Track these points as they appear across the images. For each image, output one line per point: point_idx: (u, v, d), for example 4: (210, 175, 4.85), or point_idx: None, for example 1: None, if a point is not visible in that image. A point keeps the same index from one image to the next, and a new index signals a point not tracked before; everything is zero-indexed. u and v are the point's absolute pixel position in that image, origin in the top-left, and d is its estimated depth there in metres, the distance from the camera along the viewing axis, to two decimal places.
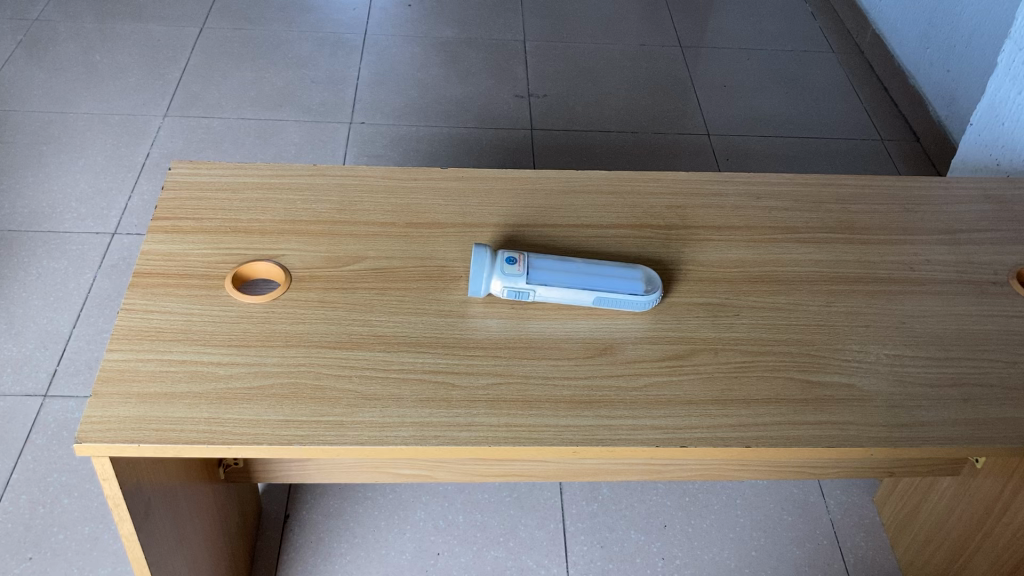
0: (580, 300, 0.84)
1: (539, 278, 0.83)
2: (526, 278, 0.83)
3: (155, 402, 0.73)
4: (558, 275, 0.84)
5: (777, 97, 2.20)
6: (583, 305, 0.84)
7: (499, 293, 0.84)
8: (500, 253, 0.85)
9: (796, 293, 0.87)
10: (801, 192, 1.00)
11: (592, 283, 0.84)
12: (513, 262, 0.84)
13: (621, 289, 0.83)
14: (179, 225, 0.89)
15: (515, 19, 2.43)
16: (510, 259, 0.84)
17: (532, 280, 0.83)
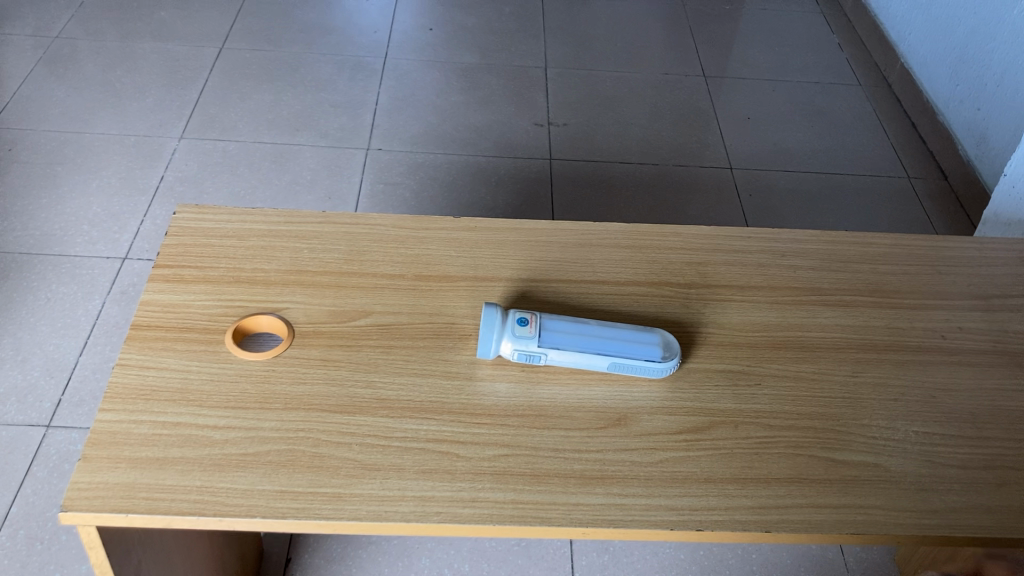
0: (595, 364, 0.80)
1: (553, 340, 0.79)
2: (538, 340, 0.79)
3: (146, 468, 0.70)
4: (572, 337, 0.80)
5: (802, 131, 2.16)
6: (597, 370, 0.80)
7: (510, 356, 0.79)
8: (512, 313, 0.81)
9: (821, 363, 0.83)
10: (828, 251, 0.96)
11: (608, 347, 0.79)
12: (525, 322, 0.80)
13: (639, 354, 0.79)
14: (181, 273, 0.86)
15: (537, 45, 2.40)
16: (522, 319, 0.80)
17: (546, 343, 0.79)
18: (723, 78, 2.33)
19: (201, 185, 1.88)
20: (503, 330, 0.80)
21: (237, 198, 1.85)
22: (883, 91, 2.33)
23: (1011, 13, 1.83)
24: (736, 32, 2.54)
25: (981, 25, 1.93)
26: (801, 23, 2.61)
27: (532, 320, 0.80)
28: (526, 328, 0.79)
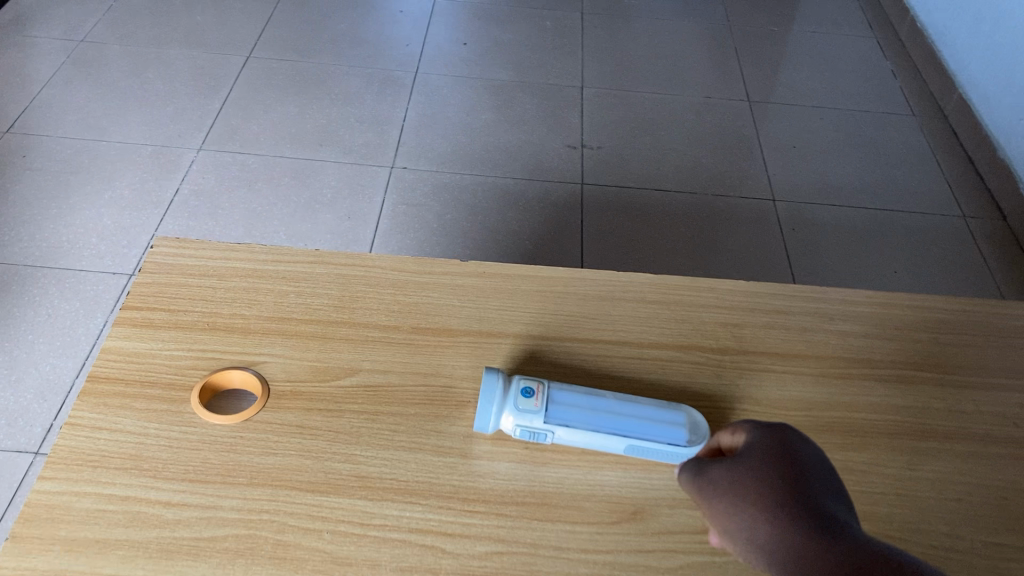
0: (609, 446, 0.69)
1: (561, 418, 0.69)
2: (544, 415, 0.68)
3: (83, 552, 0.61)
4: (584, 413, 0.69)
5: (850, 163, 2.03)
6: (613, 451, 0.69)
7: (512, 432, 0.69)
8: (516, 381, 0.70)
9: (872, 452, 0.72)
10: (881, 315, 0.85)
11: (624, 427, 0.68)
12: (529, 393, 0.69)
13: (660, 437, 0.68)
14: (150, 317, 0.77)
15: (574, 63, 2.30)
16: (526, 390, 0.69)
17: (553, 421, 0.68)
18: (769, 104, 2.22)
19: (216, 199, 1.79)
20: (504, 402, 0.69)
21: (253, 214, 1.76)
22: (939, 122, 2.20)
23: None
24: (784, 56, 2.42)
25: None
26: (853, 48, 2.49)
27: (539, 391, 0.70)
28: (531, 402, 0.69)
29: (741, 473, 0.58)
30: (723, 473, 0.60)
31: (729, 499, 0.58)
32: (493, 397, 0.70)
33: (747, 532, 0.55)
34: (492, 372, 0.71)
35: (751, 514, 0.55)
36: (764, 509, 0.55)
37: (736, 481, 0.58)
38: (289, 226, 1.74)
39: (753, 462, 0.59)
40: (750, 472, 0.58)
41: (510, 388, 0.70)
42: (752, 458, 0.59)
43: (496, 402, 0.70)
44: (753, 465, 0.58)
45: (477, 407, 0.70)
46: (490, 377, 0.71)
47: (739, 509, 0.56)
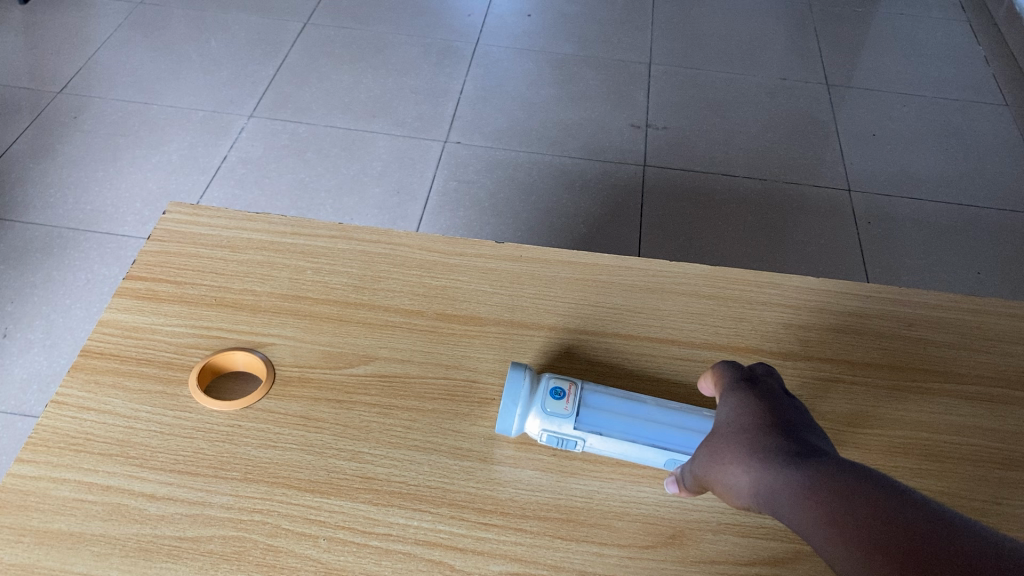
0: (648, 460, 0.61)
1: (595, 425, 0.61)
2: (575, 421, 0.61)
3: (54, 545, 0.55)
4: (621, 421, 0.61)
5: (934, 154, 1.89)
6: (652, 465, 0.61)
7: (537, 437, 0.62)
8: (544, 380, 0.62)
9: (951, 480, 0.63)
10: (969, 323, 0.75)
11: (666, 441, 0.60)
12: (560, 395, 0.61)
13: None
14: (154, 290, 0.71)
15: (642, 39, 2.20)
16: (556, 391, 0.61)
17: (585, 429, 0.61)
18: (847, 88, 2.09)
19: (264, 168, 1.75)
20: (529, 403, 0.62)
21: (300, 185, 1.71)
22: None
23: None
24: (867, 38, 2.28)
25: None
26: (943, 31, 2.33)
27: (571, 393, 0.62)
28: (561, 406, 0.61)
29: (728, 434, 0.55)
30: (709, 441, 0.56)
31: (721, 460, 0.54)
32: (518, 397, 0.62)
33: (750, 488, 0.51)
34: (516, 366, 0.63)
35: (747, 470, 0.52)
36: (763, 461, 0.51)
37: (725, 444, 0.54)
38: (336, 200, 1.68)
39: (737, 421, 0.55)
40: (738, 430, 0.54)
41: (536, 387, 0.62)
42: (734, 418, 0.56)
43: (520, 403, 0.62)
44: (738, 424, 0.55)
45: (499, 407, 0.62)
46: (513, 373, 0.63)
47: (734, 468, 0.53)
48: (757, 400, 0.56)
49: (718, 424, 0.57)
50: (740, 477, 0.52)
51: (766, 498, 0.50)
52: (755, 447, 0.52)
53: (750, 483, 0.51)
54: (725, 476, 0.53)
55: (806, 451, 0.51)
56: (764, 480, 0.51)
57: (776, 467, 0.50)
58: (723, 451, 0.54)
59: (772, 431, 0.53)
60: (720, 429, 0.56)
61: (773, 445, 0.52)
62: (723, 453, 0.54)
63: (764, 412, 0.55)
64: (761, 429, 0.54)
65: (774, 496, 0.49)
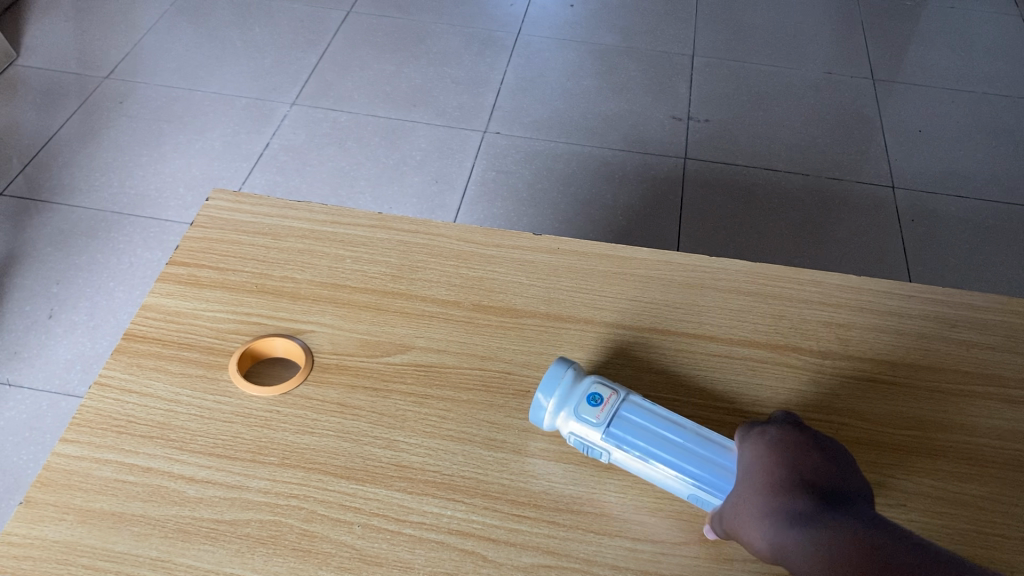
0: (669, 484, 0.59)
1: (622, 440, 0.59)
2: (604, 431, 0.59)
3: (96, 524, 0.56)
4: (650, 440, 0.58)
5: (982, 151, 1.86)
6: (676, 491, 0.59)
7: (568, 439, 0.61)
8: (586, 384, 0.60)
9: (992, 485, 0.62)
10: (1015, 324, 0.73)
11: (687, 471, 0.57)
12: (595, 401, 0.59)
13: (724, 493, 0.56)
14: (196, 275, 0.72)
15: (686, 30, 2.18)
16: (593, 397, 0.59)
17: (611, 442, 0.59)
18: (895, 83, 2.05)
19: (305, 156, 1.76)
20: (565, 404, 0.60)
21: (339, 174, 1.72)
22: None
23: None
24: (916, 32, 2.24)
25: None
26: (995, 26, 2.28)
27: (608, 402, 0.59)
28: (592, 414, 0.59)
29: (748, 488, 0.53)
30: (730, 495, 0.54)
31: (741, 518, 0.52)
32: (556, 397, 0.61)
33: (774, 550, 0.50)
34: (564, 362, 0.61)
35: (768, 530, 0.50)
36: (782, 521, 0.50)
37: (744, 500, 0.53)
38: (375, 189, 1.69)
39: (756, 473, 0.54)
40: (757, 484, 0.53)
41: (578, 388, 0.60)
42: (754, 469, 0.54)
43: (557, 403, 0.60)
44: (756, 476, 0.53)
45: (537, 400, 0.61)
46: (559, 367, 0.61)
47: (755, 526, 0.51)
48: (777, 447, 0.54)
49: (739, 477, 0.55)
50: (761, 537, 0.51)
51: (795, 565, 0.48)
52: (773, 506, 0.51)
53: (773, 545, 0.50)
54: (748, 537, 0.52)
55: (828, 509, 0.49)
56: (785, 542, 0.49)
57: (796, 529, 0.49)
58: (742, 508, 0.52)
59: (796, 489, 0.51)
60: (740, 482, 0.54)
61: (791, 502, 0.50)
62: (743, 509, 0.52)
63: (784, 461, 0.53)
64: (779, 483, 0.52)
65: (796, 563, 0.48)
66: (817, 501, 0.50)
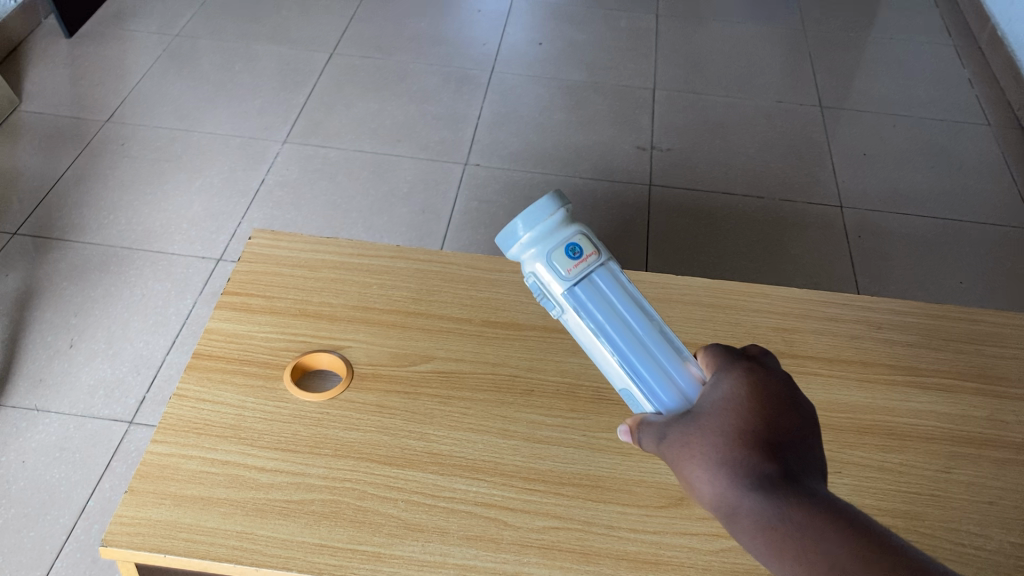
0: (603, 360, 0.61)
1: (581, 301, 0.59)
2: (567, 289, 0.59)
3: (189, 506, 0.69)
4: (606, 312, 0.60)
5: (921, 172, 2.03)
6: (605, 368, 0.61)
7: (528, 278, 0.61)
8: (572, 233, 0.59)
9: (909, 454, 0.77)
10: (929, 325, 0.89)
11: (627, 357, 0.59)
12: (573, 255, 0.59)
13: (655, 397, 0.58)
14: (249, 303, 0.86)
15: (647, 65, 2.35)
16: (573, 250, 0.59)
17: (570, 299, 0.59)
18: (840, 110, 2.23)
19: (299, 191, 1.87)
20: (541, 245, 0.59)
21: (333, 208, 1.83)
22: (1014, 133, 2.18)
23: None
24: (858, 63, 2.42)
25: None
26: (929, 56, 2.48)
27: (584, 260, 0.59)
28: (564, 266, 0.59)
29: (709, 428, 0.50)
30: (685, 425, 0.51)
31: (690, 455, 0.49)
32: (536, 234, 0.60)
33: (719, 505, 0.47)
34: (555, 200, 0.60)
35: (721, 484, 0.47)
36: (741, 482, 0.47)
37: (702, 439, 0.49)
38: (367, 220, 1.81)
39: (723, 416, 0.50)
40: (722, 429, 0.49)
41: (559, 233, 0.59)
42: (720, 411, 0.51)
43: (533, 240, 0.60)
44: (722, 420, 0.50)
45: (513, 228, 0.60)
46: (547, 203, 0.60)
47: (704, 472, 0.48)
48: (754, 392, 0.51)
49: (701, 413, 0.52)
50: (709, 486, 0.48)
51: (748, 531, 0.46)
52: (733, 459, 0.48)
53: (720, 500, 0.47)
54: (691, 477, 0.49)
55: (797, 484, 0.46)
56: (739, 505, 0.46)
57: (755, 498, 0.46)
58: (695, 445, 0.49)
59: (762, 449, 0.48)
60: (702, 419, 0.51)
61: (757, 464, 0.47)
62: (696, 448, 0.49)
63: (756, 411, 0.50)
64: (749, 435, 0.49)
65: (747, 528, 0.46)
66: (784, 470, 0.47)
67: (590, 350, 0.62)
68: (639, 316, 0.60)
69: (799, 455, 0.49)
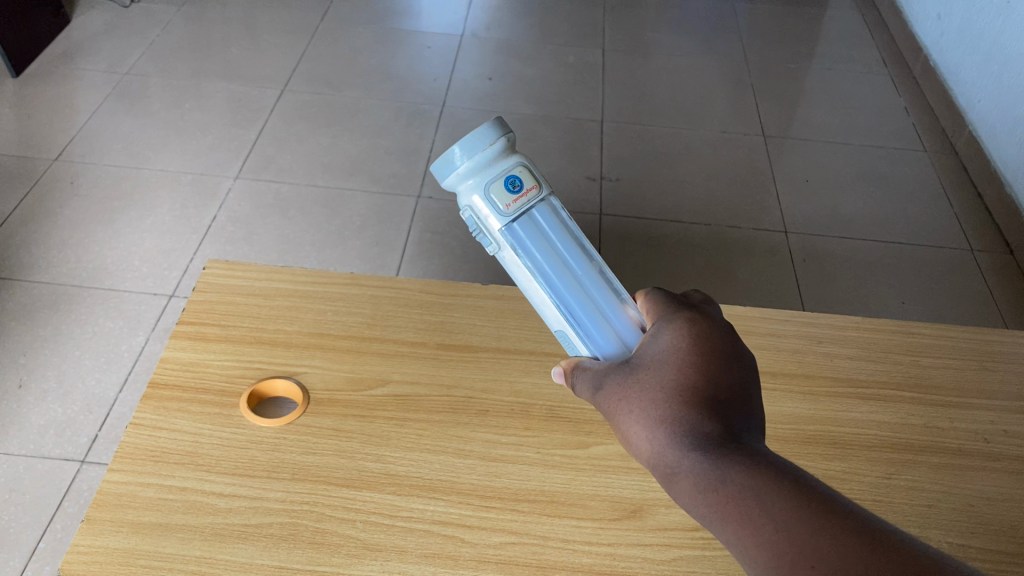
0: (536, 297, 0.67)
1: (517, 237, 0.64)
2: (506, 226, 0.64)
3: (148, 533, 0.69)
4: (543, 252, 0.66)
5: (861, 197, 2.10)
6: (536, 306, 0.68)
7: (462, 208, 0.65)
8: (510, 166, 0.63)
9: (851, 461, 0.80)
10: (868, 338, 0.93)
11: (563, 297, 0.67)
12: (512, 188, 0.63)
13: (592, 336, 0.67)
14: (203, 331, 0.86)
15: (595, 97, 2.40)
16: (513, 184, 0.63)
17: (508, 236, 0.64)
18: (784, 139, 2.29)
19: (252, 227, 1.87)
20: (480, 178, 0.62)
21: (287, 243, 1.84)
22: (949, 158, 2.26)
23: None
24: (799, 93, 2.50)
25: None
26: (866, 85, 2.57)
27: (523, 194, 0.63)
28: (505, 202, 0.63)
29: (648, 387, 0.57)
30: (623, 378, 0.58)
31: (628, 408, 0.57)
32: (473, 164, 0.62)
33: (652, 458, 0.55)
34: (494, 128, 0.62)
35: (655, 435, 0.55)
36: (674, 436, 0.54)
37: (642, 396, 0.57)
38: (321, 253, 1.82)
39: (659, 371, 0.57)
40: (657, 384, 0.56)
41: (497, 163, 0.63)
42: (658, 368, 0.57)
43: (471, 170, 0.62)
44: (657, 375, 0.57)
45: (452, 156, 0.62)
46: (486, 132, 0.62)
47: (640, 423, 0.56)
48: (689, 344, 0.58)
49: (644, 368, 0.58)
50: (644, 437, 0.56)
51: (679, 479, 0.53)
52: (669, 416, 0.55)
53: (653, 453, 0.55)
54: (632, 429, 0.56)
55: (727, 436, 0.54)
56: (673, 458, 0.54)
57: (688, 452, 0.53)
58: (632, 400, 0.57)
59: (698, 405, 0.55)
60: (638, 373, 0.58)
61: (694, 420, 0.54)
62: (633, 404, 0.57)
63: (693, 366, 0.56)
64: (685, 390, 0.55)
65: (681, 480, 0.53)
66: (718, 424, 0.54)
67: (520, 286, 0.68)
68: (572, 255, 0.67)
69: (731, 405, 0.56)
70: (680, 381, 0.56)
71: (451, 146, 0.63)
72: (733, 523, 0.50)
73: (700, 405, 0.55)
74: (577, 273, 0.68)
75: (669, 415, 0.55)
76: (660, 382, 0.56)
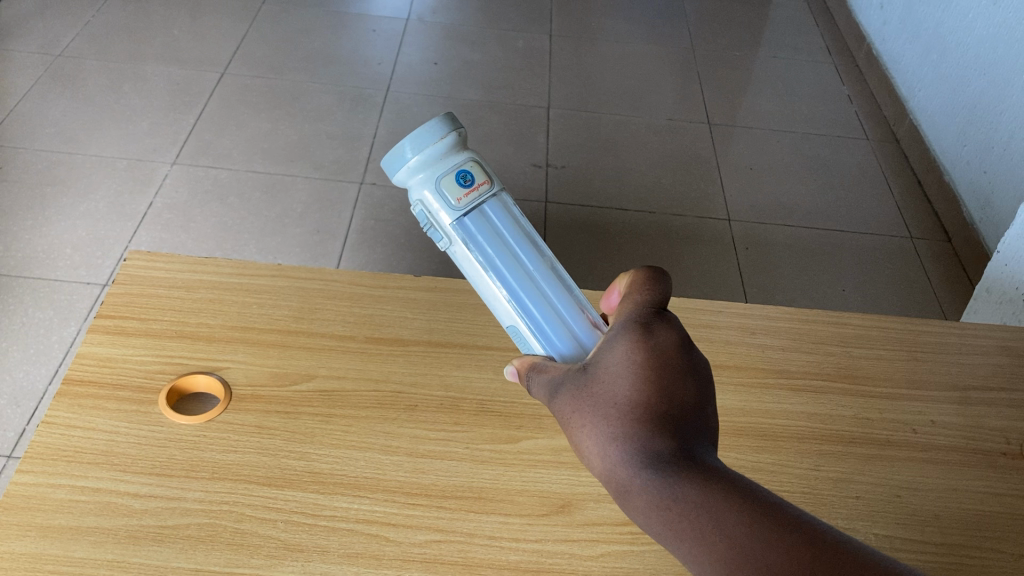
0: (489, 295, 0.65)
1: (469, 231, 0.63)
2: (457, 218, 0.63)
3: (58, 537, 0.66)
4: (495, 247, 0.64)
5: (802, 186, 2.11)
6: (489, 304, 0.66)
7: (413, 203, 0.64)
8: (460, 160, 0.63)
9: (778, 453, 0.80)
10: (801, 329, 0.93)
11: (516, 295, 0.65)
12: (464, 181, 0.62)
13: (548, 336, 0.64)
14: (122, 326, 0.83)
15: (541, 84, 2.38)
16: (464, 177, 0.62)
17: (459, 230, 0.63)
18: (731, 127, 2.30)
19: (189, 213, 1.83)
20: (431, 171, 0.62)
21: (225, 230, 1.79)
22: (890, 147, 2.28)
23: (1011, 52, 1.76)
24: (744, 81, 2.51)
25: (989, 86, 1.84)
26: (811, 74, 2.58)
27: (474, 189, 0.63)
28: (456, 195, 0.62)
29: (603, 402, 0.52)
30: (575, 388, 0.54)
31: (580, 421, 0.53)
32: (424, 158, 0.63)
33: (606, 473, 0.52)
34: (443, 123, 0.63)
35: (608, 452, 0.52)
36: (631, 460, 0.50)
37: (598, 413, 0.52)
38: (260, 241, 1.78)
39: (613, 384, 0.53)
40: (613, 400, 0.52)
41: (448, 159, 0.63)
42: (612, 381, 0.53)
43: (422, 164, 0.63)
44: (611, 390, 0.52)
45: (402, 150, 0.63)
46: (436, 126, 0.63)
47: (594, 438, 0.52)
48: (646, 352, 0.53)
49: (599, 379, 0.53)
50: (597, 453, 0.52)
51: (636, 504, 0.50)
52: (626, 439, 0.51)
53: (607, 469, 0.52)
54: (588, 444, 0.53)
55: (684, 459, 0.50)
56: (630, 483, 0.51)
57: (648, 479, 0.50)
58: (586, 415, 0.53)
59: (655, 427, 0.51)
60: (592, 384, 0.54)
61: (650, 442, 0.51)
62: (587, 419, 0.53)
63: (650, 383, 0.52)
64: (642, 410, 0.51)
65: (638, 506, 0.50)
66: (676, 446, 0.51)
67: (473, 284, 0.66)
68: (523, 249, 0.66)
69: (688, 421, 0.52)
70: (638, 397, 0.51)
71: (401, 141, 0.63)
72: (689, 542, 0.48)
73: (658, 425, 0.51)
74: (528, 269, 0.66)
75: (627, 436, 0.51)
76: (620, 397, 0.52)
